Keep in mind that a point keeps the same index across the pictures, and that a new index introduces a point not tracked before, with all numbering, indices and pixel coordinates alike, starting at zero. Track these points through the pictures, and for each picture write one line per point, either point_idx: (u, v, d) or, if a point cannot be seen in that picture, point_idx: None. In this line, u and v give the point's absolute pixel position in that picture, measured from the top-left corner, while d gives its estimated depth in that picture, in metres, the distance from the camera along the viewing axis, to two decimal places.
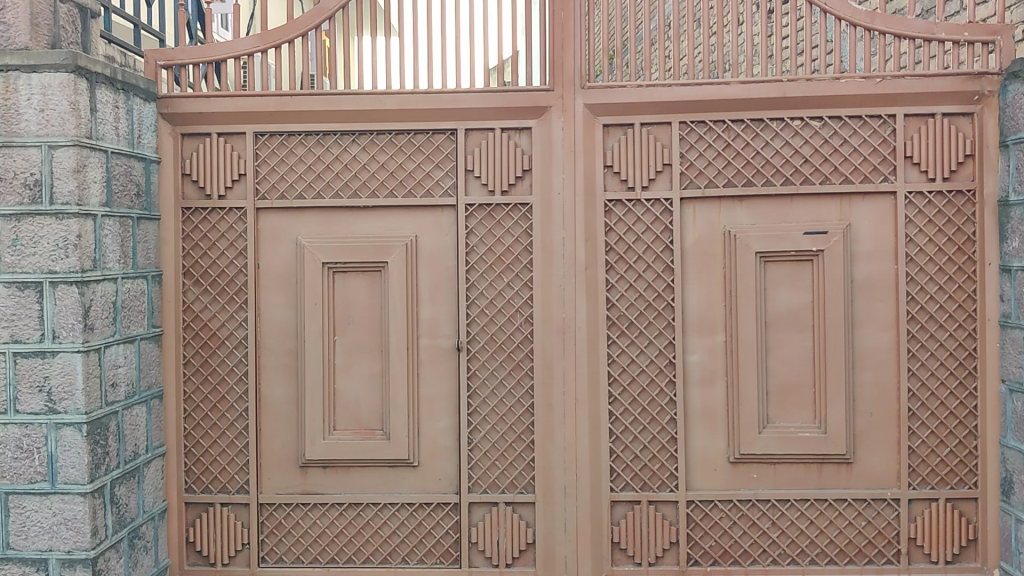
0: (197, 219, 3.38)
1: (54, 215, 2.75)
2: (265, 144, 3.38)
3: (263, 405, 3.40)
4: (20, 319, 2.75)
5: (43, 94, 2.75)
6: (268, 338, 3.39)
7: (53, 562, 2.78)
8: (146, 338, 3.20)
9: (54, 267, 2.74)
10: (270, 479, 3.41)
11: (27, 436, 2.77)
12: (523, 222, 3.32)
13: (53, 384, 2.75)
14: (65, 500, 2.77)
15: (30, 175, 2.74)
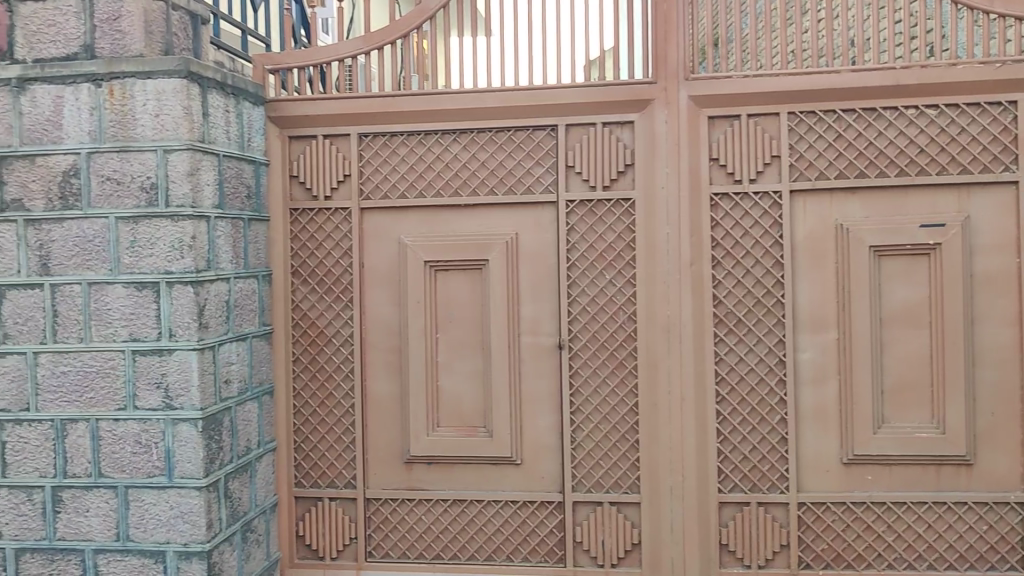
0: (304, 219, 3.44)
1: (170, 217, 2.83)
2: (368, 145, 3.41)
3: (369, 402, 3.44)
4: (138, 318, 2.84)
5: (158, 99, 2.83)
6: (374, 336, 3.43)
7: (170, 555, 2.86)
8: (256, 336, 3.27)
9: (170, 268, 2.83)
10: (377, 475, 3.45)
11: (146, 432, 2.86)
12: (626, 218, 3.28)
13: (170, 381, 2.84)
14: (181, 493, 2.85)
15: (147, 179, 2.83)
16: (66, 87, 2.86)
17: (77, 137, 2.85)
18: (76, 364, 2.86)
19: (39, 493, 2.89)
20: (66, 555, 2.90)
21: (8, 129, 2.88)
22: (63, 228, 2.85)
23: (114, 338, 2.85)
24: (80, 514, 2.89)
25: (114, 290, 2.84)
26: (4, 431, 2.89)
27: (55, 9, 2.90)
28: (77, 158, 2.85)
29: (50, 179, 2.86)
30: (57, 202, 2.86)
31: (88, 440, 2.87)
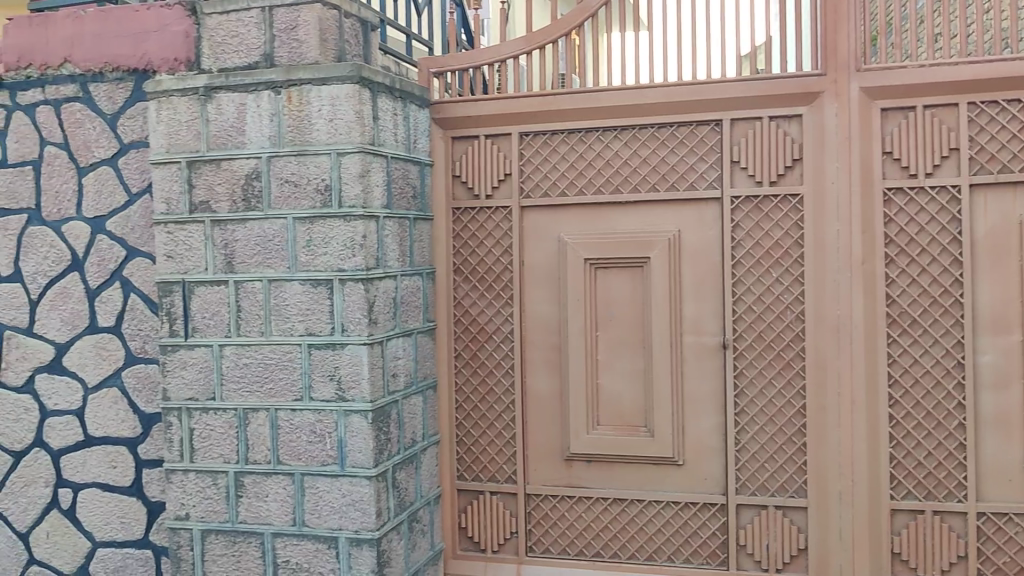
0: (466, 218, 3.52)
1: (342, 217, 2.94)
2: (529, 143, 3.45)
3: (530, 399, 3.49)
4: (314, 313, 2.98)
5: (331, 104, 2.95)
6: (534, 333, 3.47)
7: (342, 541, 2.98)
8: (421, 332, 3.37)
9: (342, 265, 2.94)
10: (538, 471, 3.49)
11: (320, 422, 2.99)
12: (794, 215, 3.20)
13: (343, 374, 2.96)
14: (353, 482, 2.97)
15: (321, 180, 2.95)
16: (248, 94, 3.02)
17: (259, 142, 3.01)
18: (257, 356, 3.03)
19: (223, 478, 3.08)
20: (247, 537, 3.06)
21: (197, 135, 3.07)
22: (246, 228, 3.03)
23: (291, 332, 3.00)
24: (260, 499, 3.05)
25: (292, 287, 2.99)
26: (192, 418, 3.10)
27: (239, 21, 3.08)
28: (258, 162, 3.01)
29: (234, 182, 3.04)
30: (240, 204, 3.03)
31: (268, 429, 3.02)
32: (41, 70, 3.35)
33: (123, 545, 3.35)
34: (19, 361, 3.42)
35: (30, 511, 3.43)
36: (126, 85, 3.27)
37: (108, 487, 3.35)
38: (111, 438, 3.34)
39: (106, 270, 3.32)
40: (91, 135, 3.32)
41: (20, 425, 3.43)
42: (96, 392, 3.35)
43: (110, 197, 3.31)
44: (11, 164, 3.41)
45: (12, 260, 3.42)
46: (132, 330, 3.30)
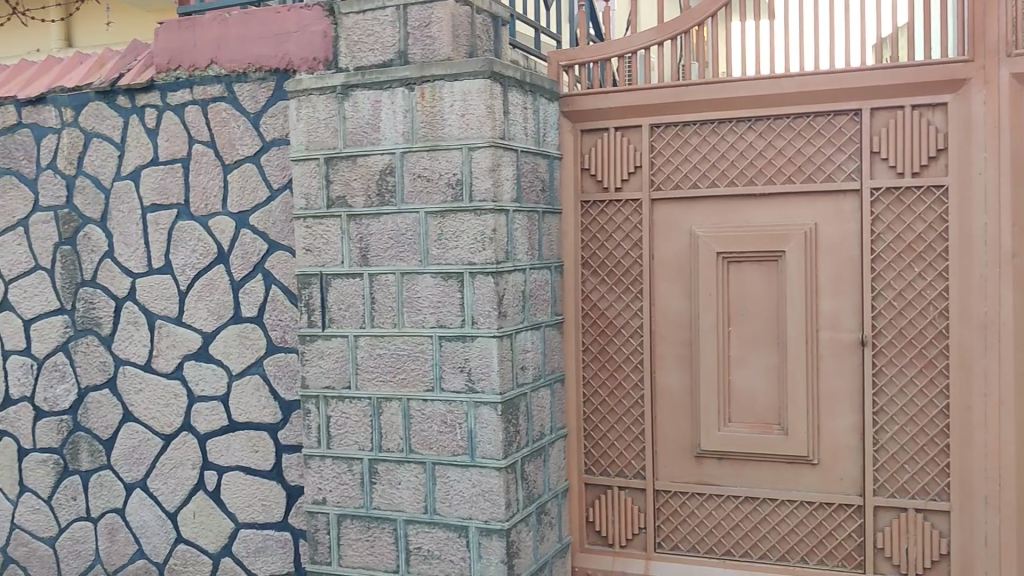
0: (595, 211, 3.51)
1: (473, 211, 2.98)
2: (660, 135, 3.42)
3: (659, 394, 3.46)
4: (445, 306, 3.03)
5: (464, 99, 2.99)
6: (664, 328, 3.44)
7: (473, 530, 3.02)
8: (550, 325, 3.39)
9: (473, 259, 2.98)
10: (667, 466, 3.46)
11: (451, 412, 3.04)
12: (938, 207, 3.07)
13: (473, 365, 3.00)
14: (483, 473, 3.01)
15: (453, 175, 3.00)
16: (383, 91, 3.09)
17: (393, 138, 3.08)
18: (390, 347, 3.10)
19: (358, 465, 3.17)
20: (381, 523, 3.14)
21: (334, 132, 3.16)
22: (380, 222, 3.11)
23: (424, 324, 3.06)
24: (393, 486, 3.12)
25: (424, 280, 3.05)
26: (328, 406, 3.21)
27: (375, 19, 3.15)
28: (392, 158, 3.08)
29: (369, 178, 3.11)
30: (375, 199, 3.11)
31: (400, 418, 3.10)
32: (189, 71, 3.51)
33: (264, 527, 3.49)
34: (170, 349, 3.61)
35: (178, 492, 3.61)
36: (268, 85, 3.39)
37: (250, 471, 3.50)
38: (253, 423, 3.48)
39: (249, 263, 3.46)
40: (235, 133, 3.46)
41: (170, 410, 3.62)
42: (239, 379, 3.50)
43: (253, 192, 3.44)
44: (162, 162, 3.59)
45: (163, 253, 3.60)
46: (273, 320, 3.43)
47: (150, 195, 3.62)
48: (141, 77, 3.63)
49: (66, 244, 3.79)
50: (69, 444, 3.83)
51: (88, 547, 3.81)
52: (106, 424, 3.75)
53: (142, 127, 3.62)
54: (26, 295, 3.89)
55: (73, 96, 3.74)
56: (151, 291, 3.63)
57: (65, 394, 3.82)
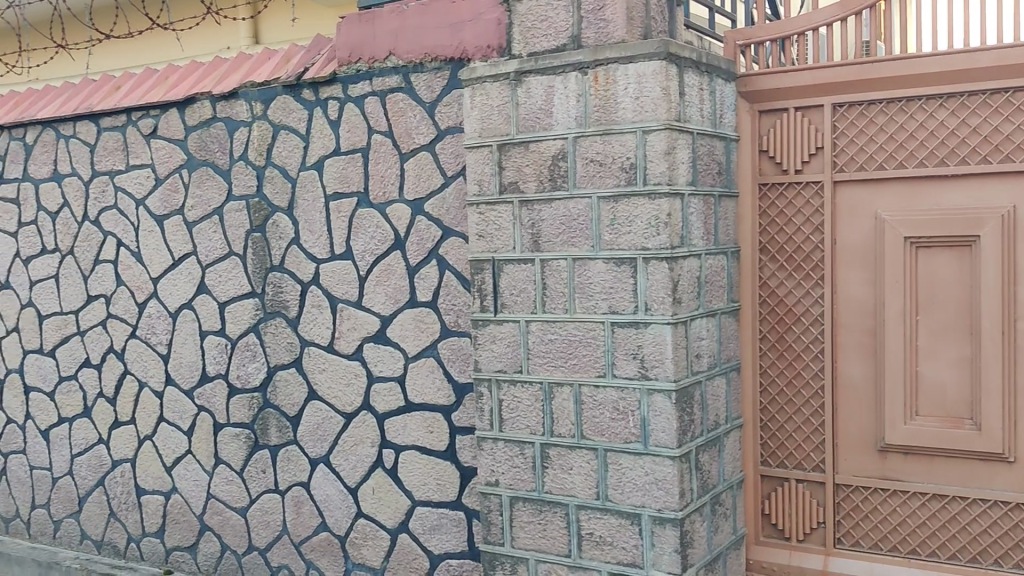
0: (774, 194, 3.39)
1: (648, 195, 2.94)
2: (843, 115, 3.26)
3: (841, 385, 3.32)
4: (617, 292, 3.00)
5: (638, 82, 2.95)
6: (846, 316, 3.29)
7: (645, 518, 3.00)
8: (725, 312, 3.31)
9: (647, 244, 2.95)
10: (848, 460, 3.32)
11: (623, 399, 3.01)
12: None
13: (646, 352, 2.96)
14: (656, 461, 2.98)
15: (626, 159, 2.97)
16: (557, 77, 3.09)
17: (566, 123, 3.07)
18: (562, 333, 3.11)
19: (530, 449, 3.19)
20: (553, 507, 3.16)
21: (508, 119, 3.18)
22: (553, 207, 3.11)
23: (596, 310, 3.04)
24: (565, 471, 3.13)
25: (596, 265, 3.04)
26: (501, 390, 3.25)
27: (548, 4, 3.14)
28: (565, 143, 3.07)
29: (542, 163, 3.12)
30: (547, 184, 3.12)
31: (572, 404, 3.10)
32: (369, 63, 3.62)
33: (439, 506, 3.57)
34: (350, 332, 3.74)
35: (358, 469, 3.75)
36: (444, 74, 3.45)
37: (425, 451, 3.59)
38: (428, 405, 3.57)
39: (425, 249, 3.54)
40: (412, 122, 3.54)
41: (350, 390, 3.76)
42: (415, 361, 3.59)
43: (429, 180, 3.52)
44: (343, 152, 3.72)
45: (345, 239, 3.74)
46: (447, 305, 3.50)
47: (332, 183, 3.76)
48: (324, 71, 3.77)
49: (256, 231, 3.99)
50: (259, 420, 4.04)
51: (276, 518, 4.01)
52: (292, 402, 3.93)
53: (325, 119, 3.76)
54: (221, 279, 4.12)
55: (261, 90, 3.92)
56: (333, 276, 3.77)
57: (255, 373, 4.04)
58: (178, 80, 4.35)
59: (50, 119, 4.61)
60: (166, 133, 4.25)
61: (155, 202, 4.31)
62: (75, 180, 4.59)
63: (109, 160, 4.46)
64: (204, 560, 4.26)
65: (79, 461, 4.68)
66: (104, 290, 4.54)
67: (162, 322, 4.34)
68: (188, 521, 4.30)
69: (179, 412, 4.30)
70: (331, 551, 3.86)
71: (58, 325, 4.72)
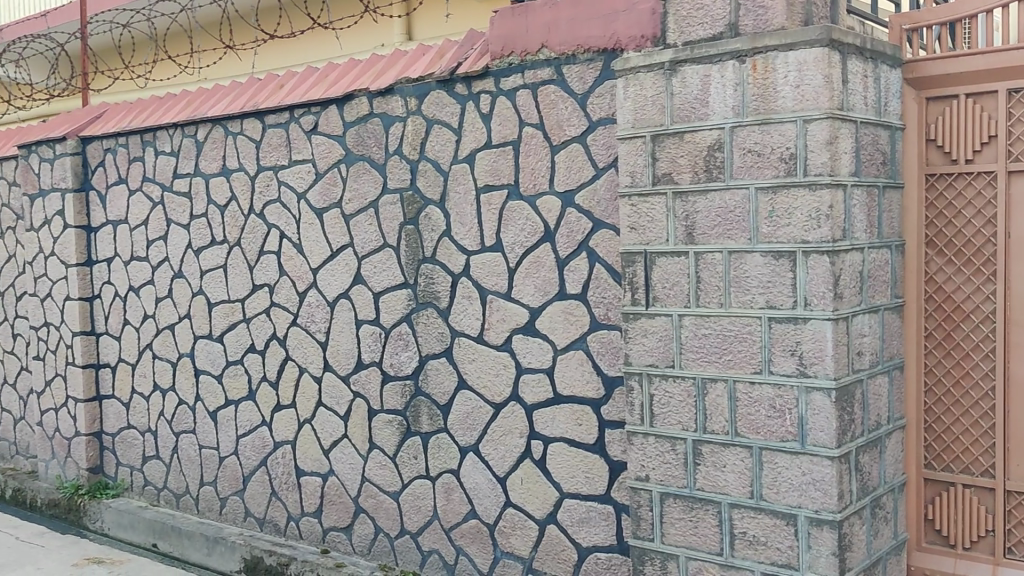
0: (942, 185, 3.23)
1: (808, 187, 2.85)
2: (1020, 101, 3.07)
3: (1013, 387, 3.12)
4: (775, 286, 2.92)
5: (799, 71, 2.85)
6: (1020, 314, 3.09)
7: (802, 519, 2.91)
8: (889, 309, 3.17)
9: (807, 237, 2.86)
10: (1020, 467, 3.11)
11: (780, 397, 2.93)
12: None
13: (805, 349, 2.88)
14: (814, 461, 2.88)
15: (786, 149, 2.88)
16: (713, 66, 3.02)
17: (723, 113, 3.00)
18: (716, 327, 3.05)
19: (682, 445, 3.15)
20: (705, 504, 3.11)
21: (662, 109, 3.14)
22: (708, 199, 3.05)
23: (753, 305, 2.97)
24: (717, 468, 3.08)
25: (753, 259, 2.96)
26: (652, 384, 3.21)
27: None
28: (721, 133, 3.01)
29: (697, 154, 3.07)
30: (702, 175, 3.06)
31: (727, 400, 3.04)
32: (521, 56, 3.63)
33: (587, 499, 3.55)
34: (500, 323, 3.78)
35: (507, 459, 3.79)
36: (596, 66, 3.43)
37: (574, 443, 3.58)
38: (577, 397, 3.56)
39: (575, 241, 3.54)
40: (563, 115, 3.54)
41: (500, 380, 3.80)
42: (564, 354, 3.59)
43: (580, 171, 3.50)
44: (495, 145, 3.76)
45: (495, 231, 3.78)
46: (597, 298, 3.48)
47: (484, 176, 3.80)
48: (477, 65, 3.81)
49: (410, 224, 4.08)
50: (411, 408, 4.14)
51: (427, 503, 4.10)
52: (444, 391, 4.01)
53: (477, 113, 3.81)
54: (376, 270, 4.24)
55: (416, 85, 4.01)
56: (484, 268, 3.82)
57: (408, 362, 4.13)
58: (337, 78, 4.49)
59: (218, 117, 4.84)
60: (325, 129, 4.39)
61: (315, 195, 4.47)
62: (241, 174, 4.82)
63: (273, 155, 4.65)
64: (358, 541, 4.40)
65: (243, 442, 4.92)
66: (267, 280, 4.74)
67: (321, 311, 4.50)
68: (344, 503, 4.45)
69: (337, 397, 4.45)
70: (480, 539, 3.92)
71: (225, 312, 4.96)
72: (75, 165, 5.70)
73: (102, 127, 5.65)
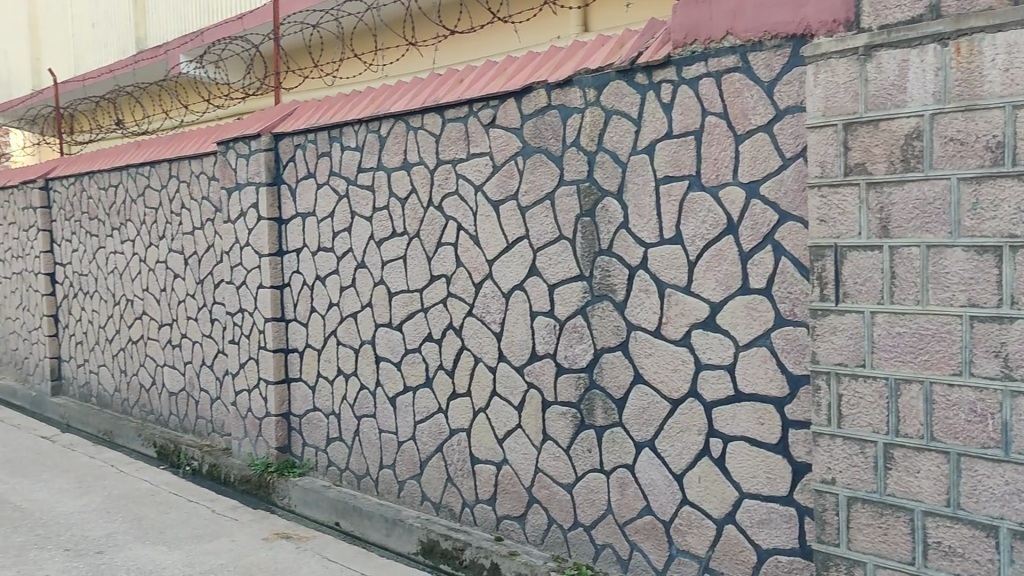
0: None
1: (1017, 177, 2.66)
2: None
3: None
4: (979, 283, 2.75)
5: (1008, 53, 2.67)
6: None
7: (1005, 532, 2.73)
8: None
9: (1015, 231, 2.67)
10: None
11: (983, 401, 2.75)
12: None
13: (1011, 350, 2.69)
14: (1019, 470, 2.70)
15: (992, 137, 2.70)
16: (912, 49, 2.86)
17: (922, 100, 2.84)
18: (912, 326, 2.90)
19: (872, 448, 3.01)
20: (896, 511, 2.96)
21: (854, 96, 3.01)
22: (904, 190, 2.90)
23: (952, 302, 2.80)
24: (910, 474, 2.93)
25: (954, 254, 2.79)
26: (841, 384, 3.09)
27: None
28: (920, 121, 2.85)
29: (893, 143, 2.92)
30: (899, 165, 2.91)
31: (922, 402, 2.88)
32: (704, 44, 3.56)
33: (769, 499, 3.45)
34: (679, 318, 3.72)
35: (684, 455, 3.73)
36: (784, 52, 3.31)
37: (755, 442, 3.48)
38: (759, 395, 3.46)
39: (759, 234, 3.44)
40: (749, 103, 3.44)
41: (677, 375, 3.74)
42: (746, 350, 3.49)
43: (765, 161, 3.40)
44: (676, 135, 3.70)
45: (675, 223, 3.72)
46: (783, 293, 3.37)
47: (664, 167, 3.75)
48: (659, 54, 3.76)
49: (587, 216, 4.08)
50: (586, 401, 4.14)
51: (602, 497, 4.09)
52: (620, 384, 3.98)
53: (657, 103, 3.76)
54: (552, 261, 4.26)
55: (595, 76, 3.99)
56: (663, 261, 3.77)
57: (583, 354, 4.13)
58: (516, 71, 4.53)
59: (402, 112, 4.98)
60: (504, 121, 4.44)
61: (493, 187, 4.53)
62: (422, 168, 4.94)
63: (453, 148, 4.74)
64: (532, 531, 4.44)
65: (421, 428, 5.06)
66: (445, 271, 4.85)
67: (497, 302, 4.56)
68: (518, 492, 4.50)
69: (511, 387, 4.51)
70: (654, 535, 3.88)
71: (405, 302, 5.11)
72: (268, 160, 6.01)
73: (293, 124, 5.92)
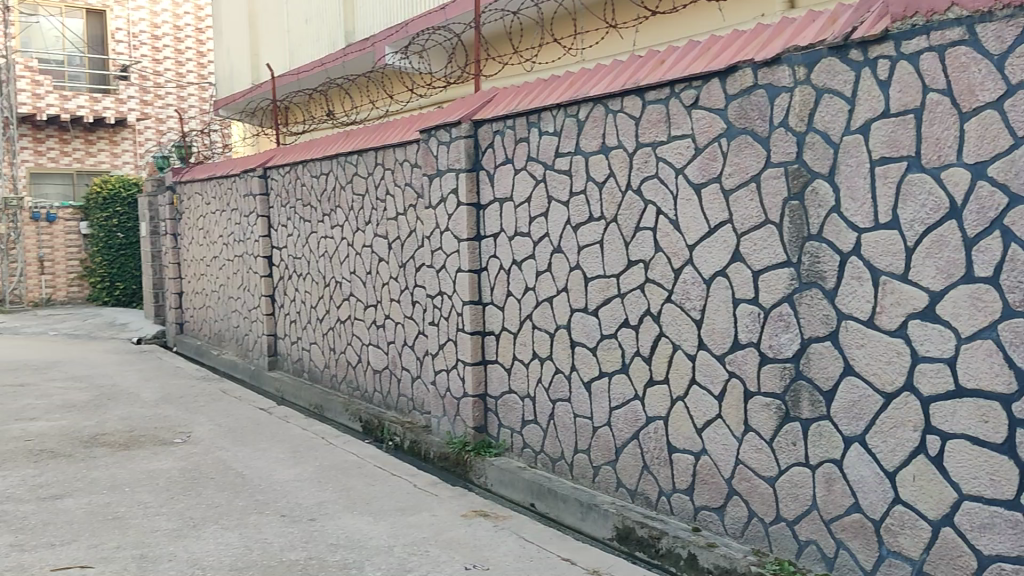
0: None
1: None
2: None
3: None
4: None
5: None
6: None
7: None
8: None
9: None
10: None
11: None
12: None
13: None
14: None
15: None
16: None
17: None
18: None
19: None
20: None
21: None
22: None
23: None
24: None
25: None
26: None
27: None
28: None
29: None
30: None
31: None
32: (927, 17, 3.35)
33: (991, 503, 3.23)
34: (894, 307, 3.54)
35: (898, 452, 3.55)
36: (1018, 22, 3.07)
37: (977, 441, 3.26)
38: (983, 391, 3.24)
39: (987, 218, 3.21)
40: (977, 78, 3.21)
41: (891, 367, 3.56)
42: (969, 343, 3.27)
43: (994, 141, 3.16)
44: (894, 113, 3.50)
45: (891, 207, 3.53)
46: (1012, 282, 3.14)
47: (880, 148, 3.56)
48: (876, 27, 3.57)
49: (795, 199, 3.94)
50: (791, 392, 4.01)
51: (805, 491, 3.96)
52: (828, 376, 3.83)
53: (874, 80, 3.57)
54: (756, 247, 4.14)
55: (806, 54, 3.84)
56: (878, 247, 3.59)
57: (788, 343, 4.00)
58: (720, 51, 4.42)
59: (601, 96, 4.97)
60: (707, 103, 4.34)
61: (695, 170, 4.45)
62: (621, 152, 4.91)
63: (653, 131, 4.69)
64: (731, 522, 4.35)
65: (617, 414, 5.05)
66: (643, 256, 4.81)
67: (697, 288, 4.48)
68: (717, 483, 4.42)
69: (711, 376, 4.42)
70: (864, 534, 3.71)
71: (602, 286, 5.11)
72: (468, 147, 6.14)
73: (493, 110, 6.01)
